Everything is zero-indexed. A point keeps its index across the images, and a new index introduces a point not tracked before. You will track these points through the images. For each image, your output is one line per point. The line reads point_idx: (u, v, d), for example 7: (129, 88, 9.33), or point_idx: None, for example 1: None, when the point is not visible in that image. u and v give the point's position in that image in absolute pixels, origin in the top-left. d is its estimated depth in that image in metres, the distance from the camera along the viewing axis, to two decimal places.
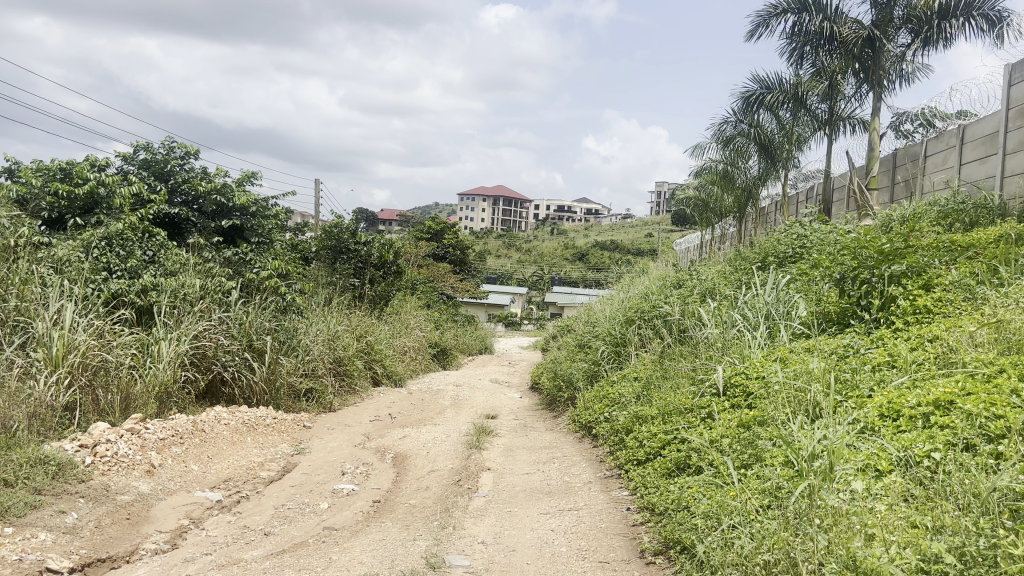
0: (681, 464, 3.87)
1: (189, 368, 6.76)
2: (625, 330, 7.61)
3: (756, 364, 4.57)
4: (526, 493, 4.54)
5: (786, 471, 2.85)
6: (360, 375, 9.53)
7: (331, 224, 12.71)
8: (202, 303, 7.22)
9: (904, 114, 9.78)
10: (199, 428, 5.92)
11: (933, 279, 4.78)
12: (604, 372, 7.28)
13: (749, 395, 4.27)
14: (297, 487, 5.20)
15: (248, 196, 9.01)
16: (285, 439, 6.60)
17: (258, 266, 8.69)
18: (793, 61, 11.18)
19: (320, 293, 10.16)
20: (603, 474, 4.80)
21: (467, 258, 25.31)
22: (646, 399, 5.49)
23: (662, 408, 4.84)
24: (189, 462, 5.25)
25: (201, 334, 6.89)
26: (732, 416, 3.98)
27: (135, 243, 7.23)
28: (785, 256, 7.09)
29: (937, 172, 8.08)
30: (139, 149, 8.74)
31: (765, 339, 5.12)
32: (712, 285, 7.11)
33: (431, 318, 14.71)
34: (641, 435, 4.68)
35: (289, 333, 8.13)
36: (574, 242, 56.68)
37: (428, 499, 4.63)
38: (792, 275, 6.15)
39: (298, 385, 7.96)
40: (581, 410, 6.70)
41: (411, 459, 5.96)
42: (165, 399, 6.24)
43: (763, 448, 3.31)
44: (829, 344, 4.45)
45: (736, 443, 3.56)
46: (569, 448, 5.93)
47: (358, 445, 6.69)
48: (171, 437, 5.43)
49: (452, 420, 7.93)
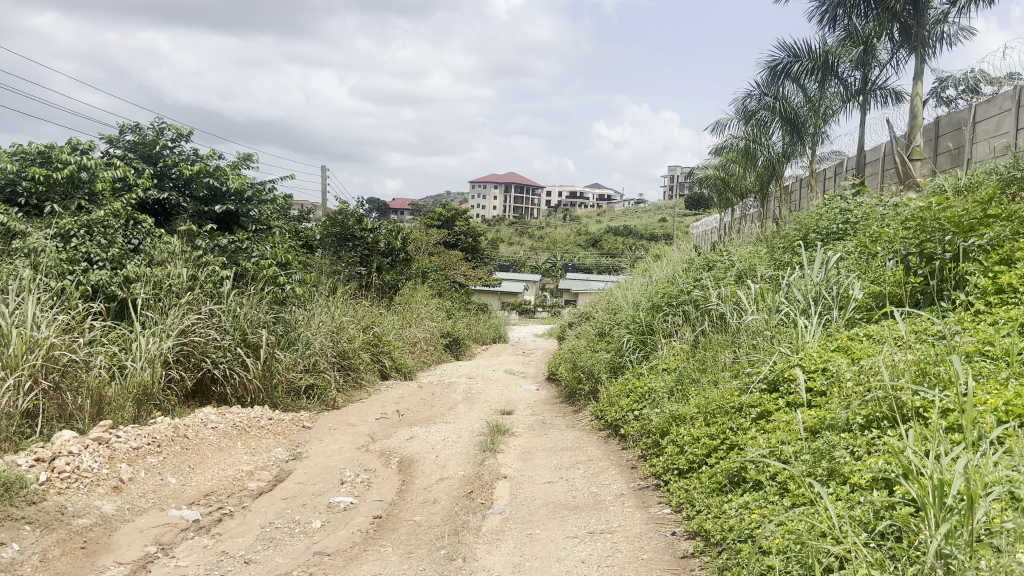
0: (734, 476, 3.30)
1: (175, 367, 6.18)
2: (651, 317, 6.95)
3: (815, 355, 3.96)
4: (547, 508, 3.92)
5: (896, 500, 2.26)
6: (367, 369, 8.92)
7: (335, 210, 12.09)
8: (190, 295, 6.61)
9: (946, 77, 9.08)
10: (181, 434, 5.33)
11: (1015, 250, 4.09)
12: (629, 363, 6.64)
13: (812, 394, 3.68)
14: (289, 500, 4.61)
15: (243, 179, 8.41)
16: (280, 443, 6.01)
17: (255, 254, 8.06)
18: (824, 24, 10.43)
19: (324, 282, 9.54)
20: (637, 484, 4.17)
21: (479, 246, 24.61)
22: (682, 395, 4.86)
23: (704, 408, 4.23)
24: (167, 473, 4.65)
25: (188, 330, 6.29)
26: (795, 420, 3.41)
27: (118, 231, 6.62)
28: (829, 233, 6.42)
29: (990, 139, 7.39)
30: (127, 131, 8.15)
31: (819, 328, 4.48)
32: (749, 264, 6.44)
33: (442, 307, 14.07)
34: (681, 439, 4.07)
35: (287, 326, 7.53)
36: (587, 228, 55.95)
37: (436, 517, 4.02)
38: (844, 252, 5.49)
39: (298, 381, 7.35)
40: (606, 406, 6.07)
41: (418, 465, 5.35)
42: (144, 402, 5.63)
43: (847, 466, 2.76)
44: (901, 332, 3.84)
45: (806, 454, 3.00)
46: (594, 450, 5.30)
47: (361, 447, 6.09)
48: (147, 446, 4.85)
49: (464, 417, 7.29)
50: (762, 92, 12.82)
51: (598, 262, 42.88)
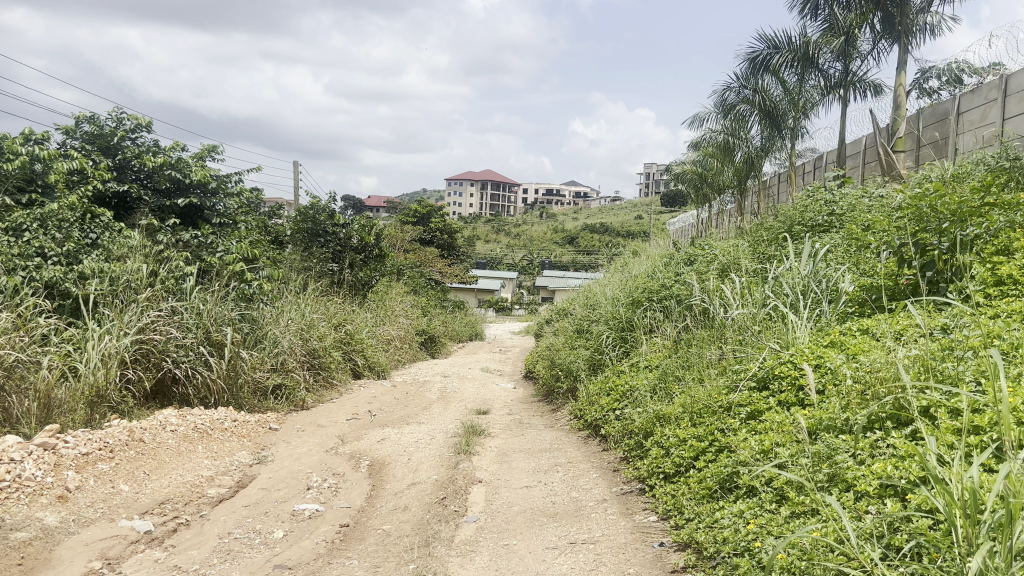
0: (726, 481, 3.10)
1: (133, 367, 5.87)
2: (631, 312, 6.72)
3: (807, 351, 3.75)
4: (525, 515, 3.68)
5: (916, 513, 2.06)
6: (338, 368, 8.63)
7: (306, 205, 11.74)
8: (149, 292, 6.28)
9: (928, 69, 8.95)
10: (137, 437, 5.04)
11: (1013, 241, 3.90)
12: (609, 361, 6.41)
13: (806, 391, 3.49)
14: (251, 508, 4.33)
15: (207, 171, 8.08)
16: (244, 446, 5.72)
17: (220, 249, 7.74)
18: (805, 14, 10.29)
19: (294, 279, 9.22)
20: (620, 489, 3.93)
21: (456, 243, 24.25)
22: (665, 394, 4.64)
23: (691, 407, 4.01)
24: (119, 481, 4.36)
25: (147, 327, 5.98)
26: (790, 421, 3.21)
27: (74, 224, 6.30)
28: (815, 225, 6.23)
29: (974, 130, 7.25)
30: (84, 122, 7.81)
31: (810, 322, 4.28)
32: (732, 258, 6.24)
33: (417, 305, 13.77)
34: (666, 441, 3.84)
35: (253, 324, 7.23)
36: (564, 225, 55.76)
37: (406, 525, 3.77)
38: (831, 245, 5.30)
39: (265, 381, 7.06)
40: (585, 405, 5.84)
41: (389, 468, 5.09)
42: (98, 405, 5.32)
43: (852, 471, 2.56)
44: (899, 325, 3.64)
45: (805, 458, 2.81)
46: (574, 451, 5.07)
47: (330, 450, 5.81)
48: (98, 451, 4.56)
49: (438, 417, 7.03)
50: (742, 84, 12.66)
51: (575, 259, 42.68)
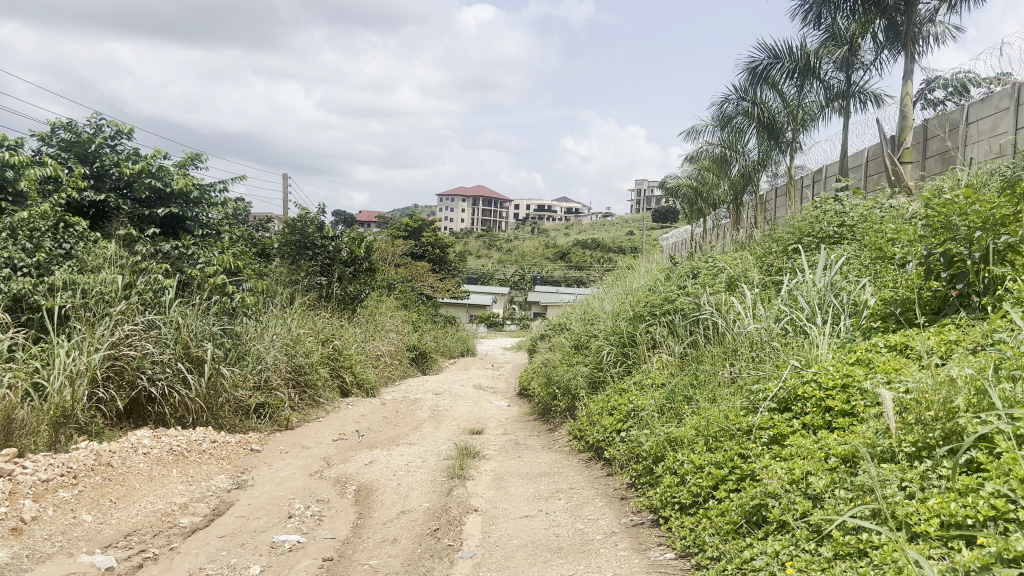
0: (752, 515, 2.79)
1: (105, 385, 5.51)
2: (633, 327, 6.40)
3: (832, 370, 3.42)
4: (526, 550, 3.35)
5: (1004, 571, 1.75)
6: (325, 385, 8.27)
7: (294, 216, 11.39)
8: (124, 304, 5.92)
9: (933, 79, 8.72)
10: (104, 462, 4.68)
11: None
12: (610, 379, 6.09)
13: (834, 414, 3.16)
14: (226, 539, 3.97)
15: (188, 179, 7.74)
16: (223, 469, 5.37)
17: (202, 261, 7.40)
18: (806, 21, 10.03)
19: (280, 292, 8.87)
20: (630, 521, 3.60)
21: (447, 257, 23.88)
22: (675, 416, 4.32)
23: (706, 431, 3.68)
24: (81, 510, 4.00)
25: (121, 343, 5.62)
26: (821, 447, 2.90)
27: (46, 234, 5.95)
28: (825, 236, 5.94)
29: (985, 140, 6.99)
30: (60, 129, 7.48)
31: (831, 339, 3.97)
32: (740, 270, 5.94)
33: (408, 320, 13.43)
34: (680, 468, 3.51)
35: (235, 339, 6.86)
36: (555, 241, 55.55)
37: (395, 561, 3.43)
38: (846, 258, 5.00)
39: (247, 400, 6.70)
40: (586, 425, 5.51)
41: (377, 495, 4.74)
42: (65, 426, 4.96)
43: (903, 507, 2.24)
44: (934, 341, 3.33)
45: (847, 494, 2.49)
46: (575, 476, 4.74)
47: (314, 473, 5.46)
48: (59, 479, 4.21)
49: (430, 438, 6.69)
50: (740, 96, 12.41)
51: (567, 274, 42.41)
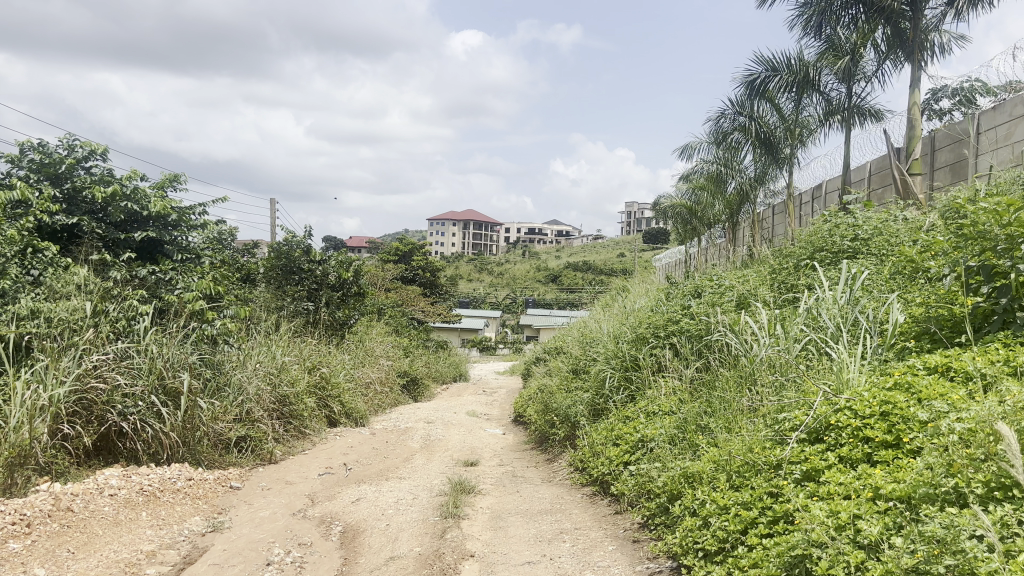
0: (793, 567, 2.44)
1: (72, 421, 5.11)
2: (636, 350, 6.03)
3: (868, 396, 3.06)
4: None
5: None
6: (311, 416, 7.85)
7: (279, 240, 11.00)
8: (94, 333, 5.53)
9: (940, 88, 8.46)
10: (64, 507, 4.28)
11: None
12: (614, 406, 5.73)
13: (874, 445, 2.81)
14: None
15: (166, 202, 7.36)
16: (199, 510, 4.96)
17: (180, 286, 7.01)
18: (804, 33, 9.81)
19: (264, 319, 8.48)
20: (647, 569, 3.22)
21: (438, 281, 23.48)
22: (689, 449, 3.96)
23: (730, 466, 3.31)
24: (33, 563, 3.60)
25: (88, 375, 5.22)
26: (867, 486, 2.53)
27: (12, 260, 5.59)
28: (840, 251, 5.60)
29: (1000, 150, 6.69)
30: (31, 150, 7.12)
31: (860, 360, 3.63)
32: (750, 289, 5.59)
33: (399, 345, 13.01)
34: (702, 509, 3.14)
35: (215, 369, 6.46)
36: (546, 264, 55.25)
37: None
38: (863, 274, 4.67)
39: (227, 434, 6.29)
40: (590, 456, 5.13)
41: (364, 537, 4.34)
42: (23, 468, 4.55)
43: (984, 561, 1.86)
44: (982, 360, 2.98)
45: (910, 545, 2.12)
46: (580, 513, 4.37)
47: (298, 512, 5.06)
48: (9, 528, 3.81)
49: (422, 471, 6.29)
50: (736, 112, 12.19)
51: (558, 297, 42.07)
